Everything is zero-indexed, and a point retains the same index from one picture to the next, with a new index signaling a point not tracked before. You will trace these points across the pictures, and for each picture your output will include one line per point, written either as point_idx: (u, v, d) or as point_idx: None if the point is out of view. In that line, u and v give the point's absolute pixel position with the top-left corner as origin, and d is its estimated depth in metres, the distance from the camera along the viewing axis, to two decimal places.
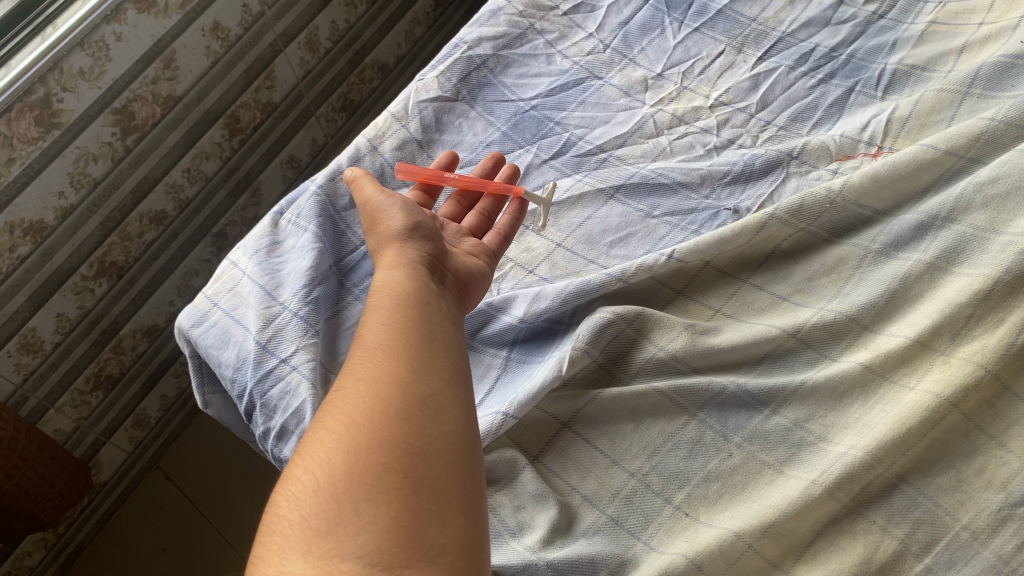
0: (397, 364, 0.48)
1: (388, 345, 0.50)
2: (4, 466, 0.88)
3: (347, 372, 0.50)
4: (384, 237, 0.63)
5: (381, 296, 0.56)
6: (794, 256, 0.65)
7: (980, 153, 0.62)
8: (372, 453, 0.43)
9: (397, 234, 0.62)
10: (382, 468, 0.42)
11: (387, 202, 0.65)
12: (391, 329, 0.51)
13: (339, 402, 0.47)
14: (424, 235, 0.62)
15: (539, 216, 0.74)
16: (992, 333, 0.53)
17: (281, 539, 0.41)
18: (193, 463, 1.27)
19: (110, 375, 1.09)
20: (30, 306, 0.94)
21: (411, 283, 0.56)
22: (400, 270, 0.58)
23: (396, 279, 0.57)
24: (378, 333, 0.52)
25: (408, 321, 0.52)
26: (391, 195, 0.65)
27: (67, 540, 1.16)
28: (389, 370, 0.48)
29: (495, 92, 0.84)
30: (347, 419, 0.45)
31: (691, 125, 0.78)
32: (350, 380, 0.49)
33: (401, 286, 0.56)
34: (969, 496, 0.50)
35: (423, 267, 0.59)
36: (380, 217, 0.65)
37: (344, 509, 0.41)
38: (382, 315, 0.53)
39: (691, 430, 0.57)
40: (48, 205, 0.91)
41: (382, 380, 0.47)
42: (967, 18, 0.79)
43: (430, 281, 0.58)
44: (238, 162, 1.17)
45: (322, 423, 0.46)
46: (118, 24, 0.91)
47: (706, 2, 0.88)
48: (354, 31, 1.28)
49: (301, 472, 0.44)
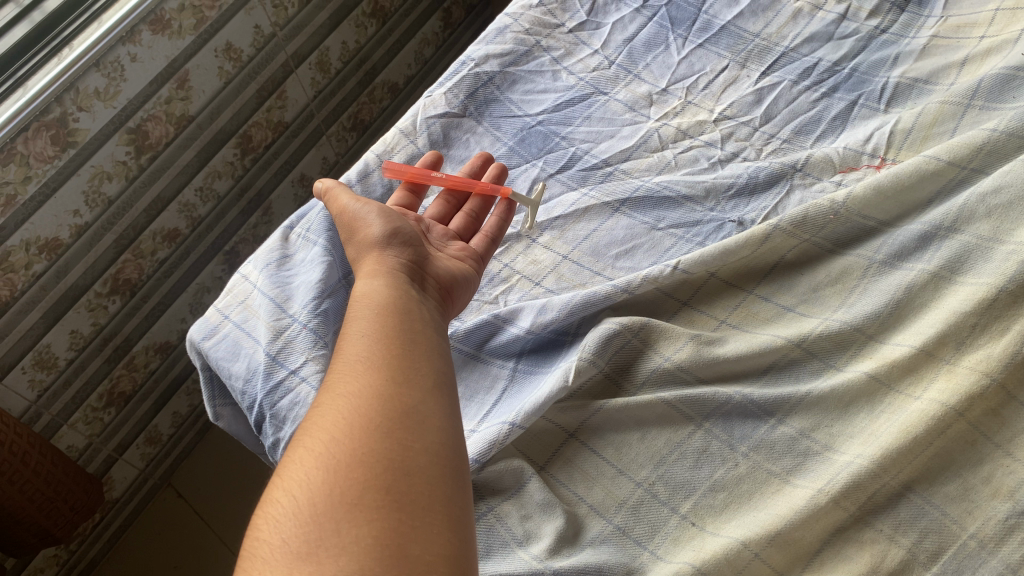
0: (376, 377, 0.49)
1: (368, 358, 0.51)
2: (18, 481, 0.89)
3: (327, 387, 0.50)
4: (363, 245, 0.64)
5: (361, 304, 0.56)
6: (798, 267, 0.65)
7: (982, 163, 0.63)
8: (353, 471, 0.43)
9: (376, 241, 0.64)
10: (363, 486, 0.43)
11: (364, 210, 0.66)
12: (371, 340, 0.52)
13: (319, 419, 0.48)
14: (402, 241, 0.64)
15: (526, 220, 0.75)
16: (997, 342, 0.54)
17: (261, 563, 0.41)
18: (204, 478, 1.28)
19: (123, 392, 1.11)
20: (44, 323, 0.96)
21: (390, 290, 0.57)
22: (379, 279, 0.59)
23: (376, 287, 0.58)
24: (357, 345, 0.52)
25: (388, 331, 0.53)
26: (366, 202, 0.67)
27: (79, 557, 1.16)
28: (368, 384, 0.49)
29: (502, 108, 0.85)
30: (327, 437, 0.46)
31: (696, 138, 0.79)
32: (330, 395, 0.49)
33: (381, 295, 0.57)
34: (976, 504, 0.50)
35: (401, 274, 0.60)
36: (357, 224, 0.66)
37: (326, 530, 0.41)
38: (362, 326, 0.54)
39: (698, 439, 0.57)
40: (64, 222, 0.93)
41: (362, 395, 0.48)
42: (969, 32, 0.80)
43: (409, 287, 0.59)
44: (251, 181, 1.20)
45: (302, 442, 0.47)
46: (133, 45, 0.93)
47: (710, 19, 0.89)
48: (364, 52, 1.31)
49: (282, 494, 0.44)
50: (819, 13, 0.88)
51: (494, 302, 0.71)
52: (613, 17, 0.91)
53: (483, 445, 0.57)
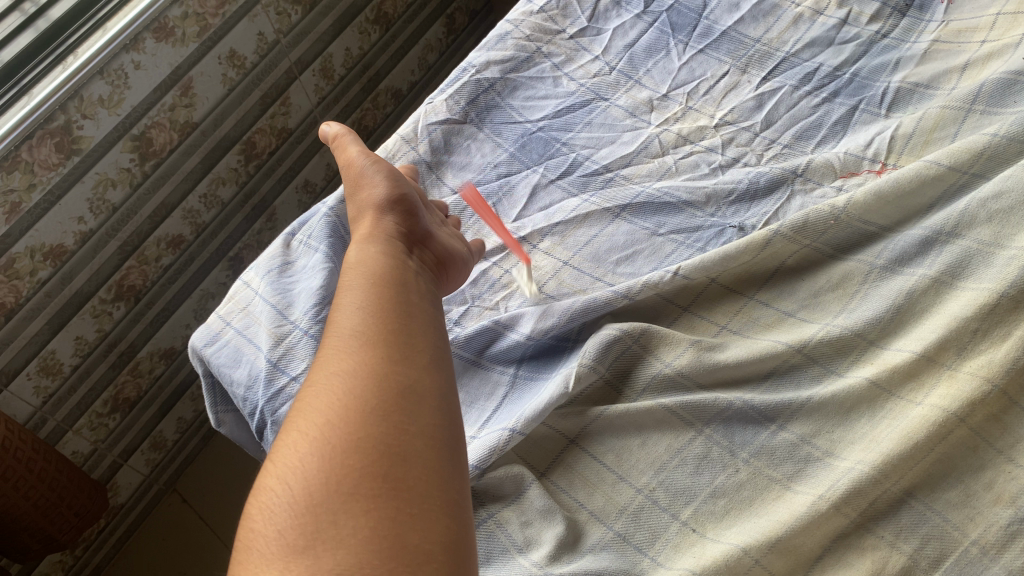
0: (370, 355, 0.49)
1: (363, 334, 0.51)
2: (23, 487, 0.90)
3: (320, 366, 0.50)
4: (365, 206, 0.66)
5: (356, 275, 0.57)
6: (800, 272, 0.65)
7: (983, 168, 0.63)
8: (348, 457, 0.43)
9: (378, 203, 0.65)
10: (358, 473, 0.43)
11: (371, 169, 0.68)
12: (365, 315, 0.52)
13: (311, 402, 0.48)
14: (404, 209, 0.65)
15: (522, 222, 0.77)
16: (999, 347, 0.54)
17: (257, 554, 0.41)
18: (208, 483, 1.28)
19: (127, 398, 1.11)
20: (49, 329, 0.96)
21: (387, 260, 0.58)
22: (377, 246, 0.60)
23: (372, 257, 0.58)
24: (352, 320, 0.52)
25: (383, 305, 0.53)
26: (375, 162, 0.68)
27: (84, 563, 1.17)
28: (362, 363, 0.48)
29: (503, 114, 0.85)
30: (321, 421, 0.46)
31: (696, 144, 0.79)
32: (323, 374, 0.49)
33: (377, 266, 0.57)
34: (978, 511, 0.50)
35: (398, 242, 0.62)
36: (364, 182, 0.68)
37: (321, 520, 0.41)
38: (356, 299, 0.54)
39: (698, 446, 0.57)
40: (68, 229, 0.94)
41: (356, 374, 0.48)
42: (970, 36, 0.80)
43: (405, 257, 0.60)
44: (254, 187, 1.20)
45: (295, 427, 0.46)
46: (136, 53, 0.94)
47: (711, 24, 0.89)
48: (368, 58, 1.32)
49: (275, 483, 0.44)
50: (820, 18, 0.88)
51: (494, 308, 0.72)
52: (615, 23, 0.92)
53: (483, 452, 0.57)
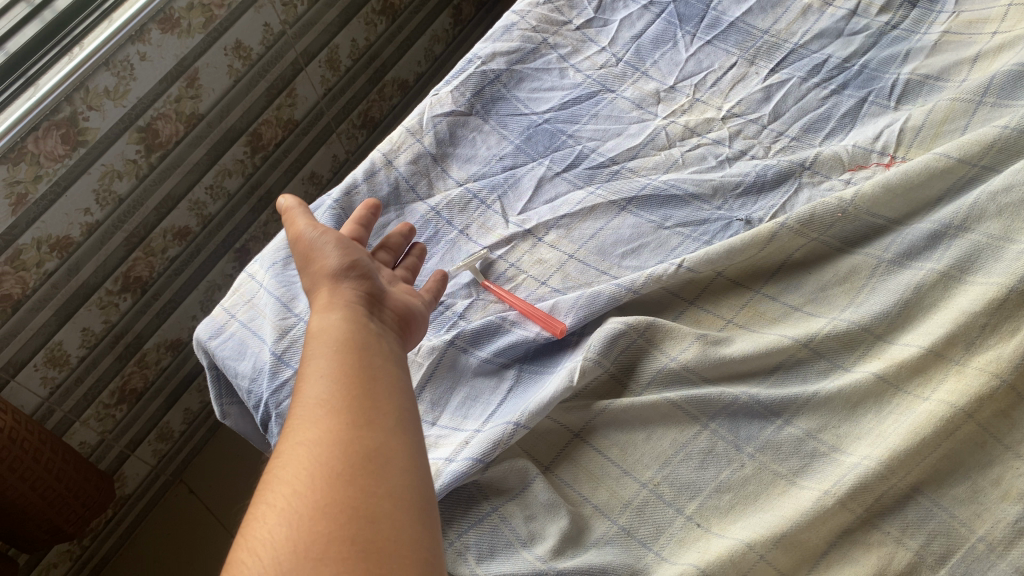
0: (335, 419, 0.46)
1: (326, 399, 0.48)
2: (30, 477, 0.90)
3: (285, 434, 0.47)
4: (318, 277, 0.59)
5: (318, 343, 0.52)
6: (806, 266, 0.65)
7: (994, 161, 0.62)
8: (317, 524, 0.41)
9: (332, 273, 0.59)
10: (328, 539, 0.40)
11: (319, 240, 0.61)
12: (330, 377, 0.49)
13: (277, 471, 0.44)
14: (362, 272, 0.59)
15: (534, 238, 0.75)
16: (1008, 342, 0.53)
17: None
18: (214, 474, 1.29)
19: (134, 389, 1.12)
20: (56, 321, 0.97)
21: (349, 324, 0.53)
22: (337, 313, 0.55)
23: (333, 321, 0.54)
24: (315, 385, 0.49)
25: (347, 365, 0.50)
26: (323, 232, 0.62)
27: (91, 553, 1.18)
28: (328, 428, 0.46)
29: (508, 106, 0.85)
30: (288, 490, 0.43)
31: (703, 136, 0.79)
32: (289, 444, 0.46)
33: (341, 330, 0.53)
34: (985, 507, 0.50)
35: (360, 307, 0.56)
36: (314, 253, 0.61)
37: None
38: (320, 360, 0.51)
39: (702, 440, 0.57)
40: (74, 221, 0.94)
41: (321, 440, 0.45)
42: (981, 27, 0.79)
43: (369, 321, 0.55)
44: (260, 179, 1.20)
45: (262, 497, 0.43)
46: (142, 44, 0.94)
47: (719, 15, 0.88)
48: (373, 49, 1.31)
49: (242, 559, 0.41)
50: (829, 10, 0.87)
51: (498, 302, 0.71)
52: (622, 14, 0.91)
53: (487, 445, 0.57)
